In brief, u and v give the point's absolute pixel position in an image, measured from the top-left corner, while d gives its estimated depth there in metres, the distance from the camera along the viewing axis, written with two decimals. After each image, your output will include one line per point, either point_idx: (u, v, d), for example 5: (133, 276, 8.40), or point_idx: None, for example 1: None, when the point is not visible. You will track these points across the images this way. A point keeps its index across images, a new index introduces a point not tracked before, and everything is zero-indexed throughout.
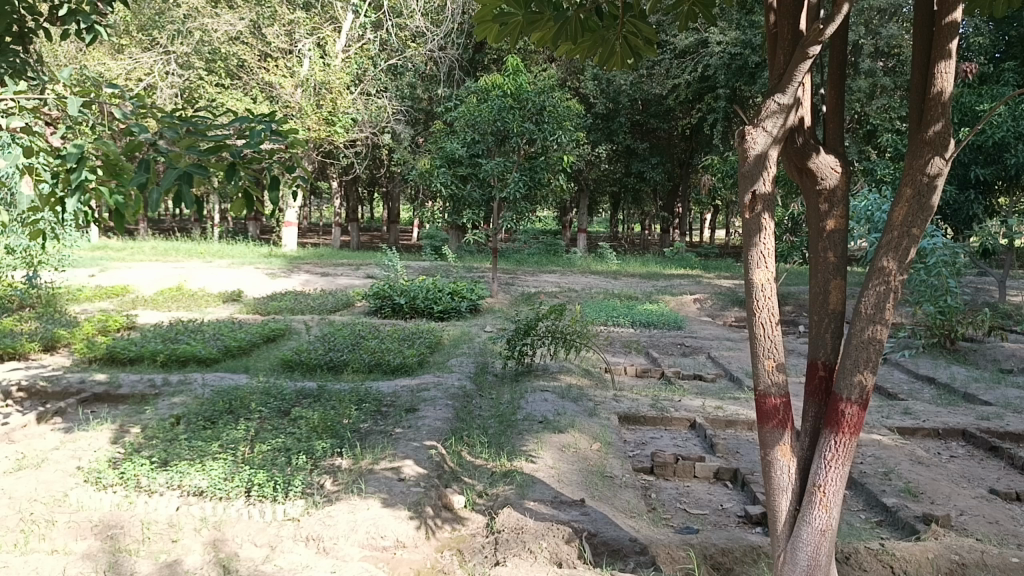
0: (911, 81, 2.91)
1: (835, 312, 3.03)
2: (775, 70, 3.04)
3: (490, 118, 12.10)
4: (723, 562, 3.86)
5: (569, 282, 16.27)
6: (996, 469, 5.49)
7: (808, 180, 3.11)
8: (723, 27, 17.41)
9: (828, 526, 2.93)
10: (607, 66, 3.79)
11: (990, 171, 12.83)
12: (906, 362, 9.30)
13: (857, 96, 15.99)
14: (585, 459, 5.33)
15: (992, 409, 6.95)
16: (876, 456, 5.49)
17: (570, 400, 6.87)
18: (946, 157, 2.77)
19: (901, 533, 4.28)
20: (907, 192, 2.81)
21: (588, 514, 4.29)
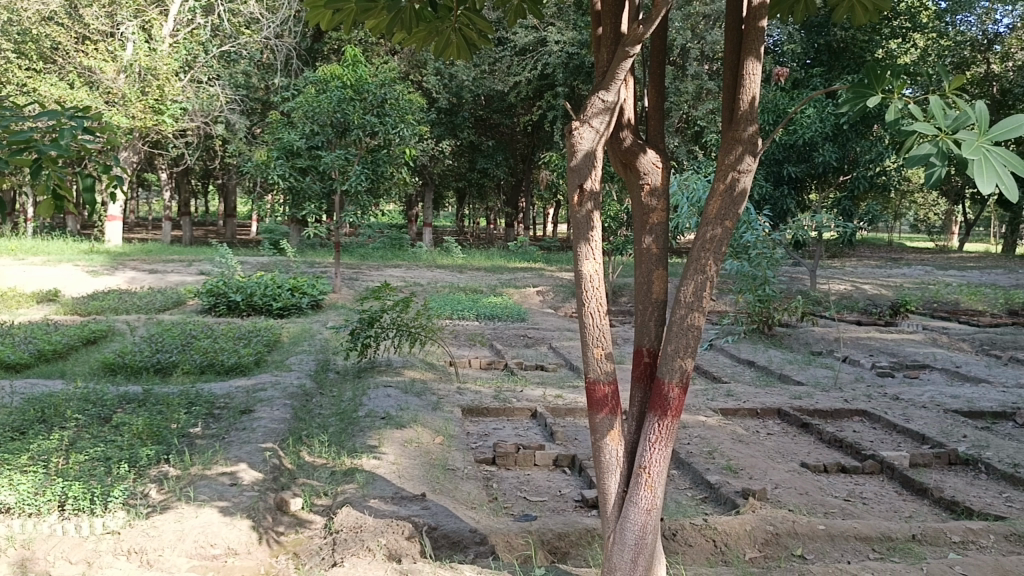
0: (723, 82, 3.08)
1: (658, 301, 3.19)
2: (600, 68, 3.13)
3: (329, 109, 11.83)
4: (560, 546, 3.99)
5: (414, 276, 16.19)
6: (807, 445, 5.96)
7: (632, 175, 3.23)
8: (561, 27, 17.83)
9: (653, 505, 3.07)
10: (443, 55, 3.80)
11: (800, 169, 13.98)
12: (730, 347, 9.92)
13: (685, 98, 16.83)
14: (427, 453, 5.32)
15: (804, 388, 7.55)
16: (702, 436, 5.82)
17: (413, 395, 6.84)
18: (754, 155, 2.97)
19: (722, 508, 4.56)
20: (720, 188, 2.99)
21: (428, 508, 4.28)
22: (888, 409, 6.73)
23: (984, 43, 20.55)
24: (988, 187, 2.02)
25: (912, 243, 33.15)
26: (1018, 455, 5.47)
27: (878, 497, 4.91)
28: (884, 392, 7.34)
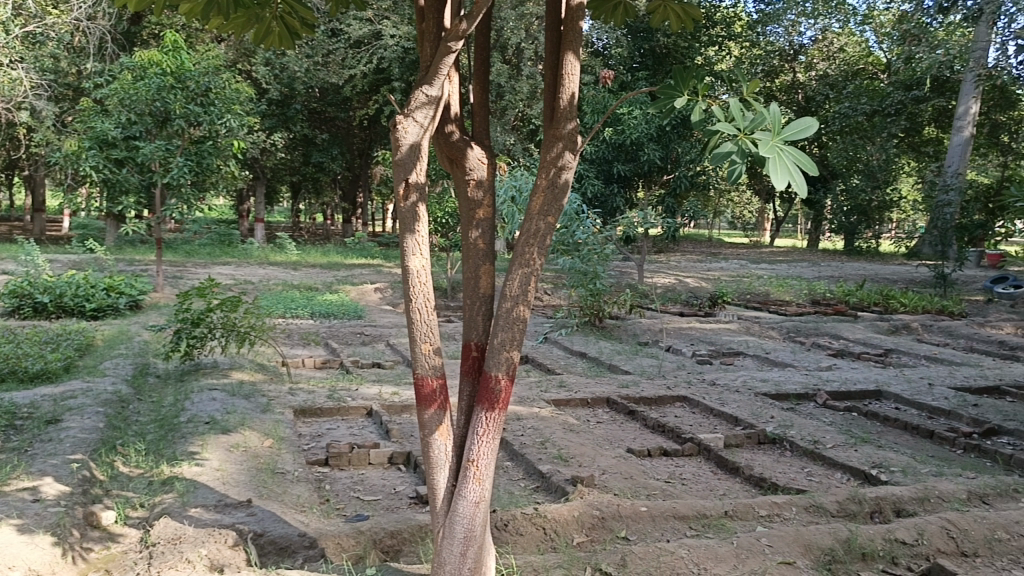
0: (544, 80, 3.16)
1: (485, 295, 3.22)
2: (423, 61, 3.12)
3: (148, 97, 11.14)
4: (392, 545, 3.94)
5: (245, 274, 15.55)
6: (633, 431, 6.23)
7: (458, 170, 3.24)
8: (396, 21, 17.68)
9: (481, 497, 3.11)
10: (264, 44, 3.67)
11: (629, 168, 14.78)
12: (563, 339, 10.21)
13: (520, 97, 17.14)
14: (255, 456, 5.12)
15: (631, 377, 7.90)
16: (534, 427, 5.96)
17: (241, 397, 6.56)
18: (574, 152, 3.06)
19: (553, 496, 4.69)
20: (543, 183, 3.06)
21: (254, 514, 4.13)
22: (706, 394, 7.17)
23: (791, 53, 22.02)
24: (782, 183, 2.17)
25: (730, 238, 35.37)
26: (818, 433, 5.97)
27: (697, 477, 5.21)
28: (703, 378, 7.82)
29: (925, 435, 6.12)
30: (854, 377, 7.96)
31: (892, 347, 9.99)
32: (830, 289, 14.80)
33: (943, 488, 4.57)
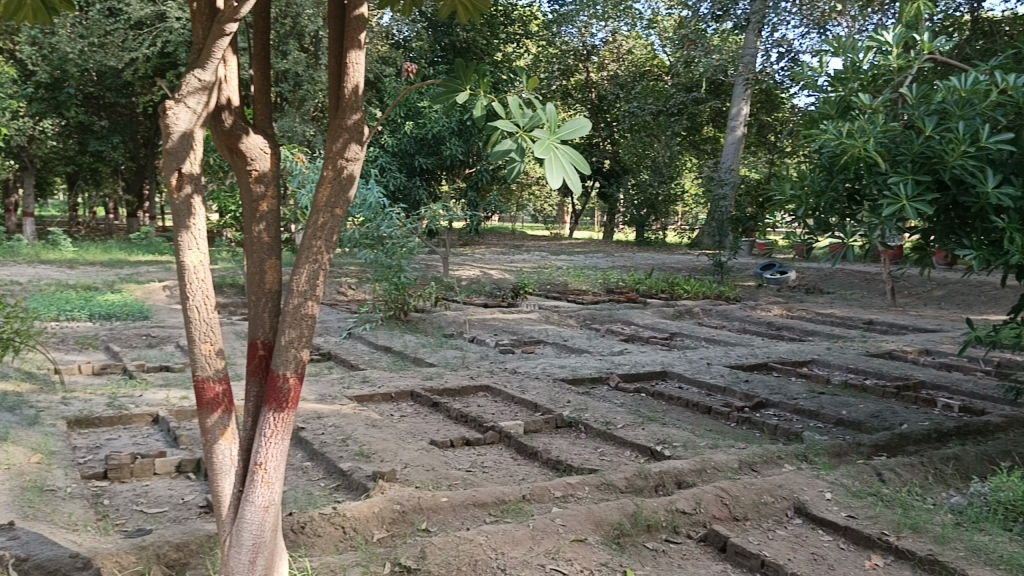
0: (327, 67, 3.07)
1: (272, 291, 3.09)
2: (196, 43, 2.93)
3: None
4: (177, 558, 3.72)
5: (10, 274, 14.04)
6: (436, 423, 6.26)
7: (238, 161, 3.08)
8: (182, 3, 16.63)
9: (270, 501, 3.00)
10: (15, 19, 3.32)
11: (430, 162, 14.97)
12: (367, 334, 10.06)
13: (320, 86, 16.70)
14: (18, 475, 4.63)
15: (434, 370, 7.93)
16: (335, 425, 5.83)
17: (4, 410, 5.91)
18: (360, 143, 3.01)
19: (354, 493, 4.60)
20: (329, 174, 2.97)
21: (16, 538, 3.73)
22: (507, 382, 7.33)
23: (585, 54, 22.73)
24: (555, 179, 2.26)
25: (531, 231, 36.44)
26: (610, 415, 6.28)
27: (497, 464, 5.32)
28: (505, 368, 8.00)
29: (704, 411, 6.62)
30: (643, 360, 8.45)
31: (677, 331, 10.71)
32: (622, 278, 15.63)
33: (718, 459, 4.96)
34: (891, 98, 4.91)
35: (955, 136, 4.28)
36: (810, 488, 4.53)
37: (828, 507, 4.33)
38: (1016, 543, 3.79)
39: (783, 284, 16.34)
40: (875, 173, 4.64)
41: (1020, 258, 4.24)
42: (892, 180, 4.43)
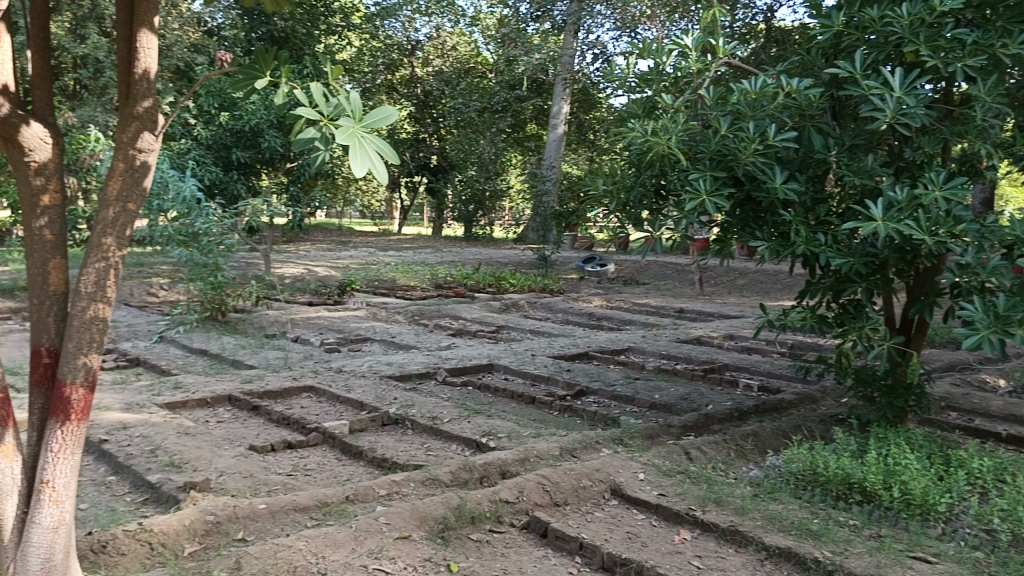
0: (115, 51, 2.87)
1: (57, 293, 2.85)
2: None
3: None
4: None
5: None
6: (256, 427, 6.01)
7: (12, 151, 2.79)
8: None
9: (60, 521, 2.78)
10: None
11: (248, 155, 14.50)
12: (181, 337, 9.50)
13: None
14: None
15: (254, 372, 7.61)
16: (144, 435, 5.46)
17: None
18: (154, 132, 2.84)
19: (164, 507, 4.33)
20: (119, 166, 2.78)
21: None
22: (331, 382, 7.15)
23: (409, 48, 22.53)
24: (359, 168, 2.23)
25: (358, 227, 35.84)
26: (436, 409, 6.28)
27: (320, 466, 5.19)
28: (329, 367, 7.81)
29: (528, 401, 6.77)
30: (469, 354, 8.52)
31: (503, 324, 10.88)
32: (450, 273, 15.67)
33: (540, 448, 5.08)
34: (691, 99, 5.23)
35: (746, 135, 4.62)
36: (625, 470, 4.74)
37: (642, 487, 4.54)
38: (804, 508, 4.13)
39: (602, 276, 17.03)
40: (678, 170, 4.93)
41: (804, 248, 4.60)
42: (692, 176, 4.71)
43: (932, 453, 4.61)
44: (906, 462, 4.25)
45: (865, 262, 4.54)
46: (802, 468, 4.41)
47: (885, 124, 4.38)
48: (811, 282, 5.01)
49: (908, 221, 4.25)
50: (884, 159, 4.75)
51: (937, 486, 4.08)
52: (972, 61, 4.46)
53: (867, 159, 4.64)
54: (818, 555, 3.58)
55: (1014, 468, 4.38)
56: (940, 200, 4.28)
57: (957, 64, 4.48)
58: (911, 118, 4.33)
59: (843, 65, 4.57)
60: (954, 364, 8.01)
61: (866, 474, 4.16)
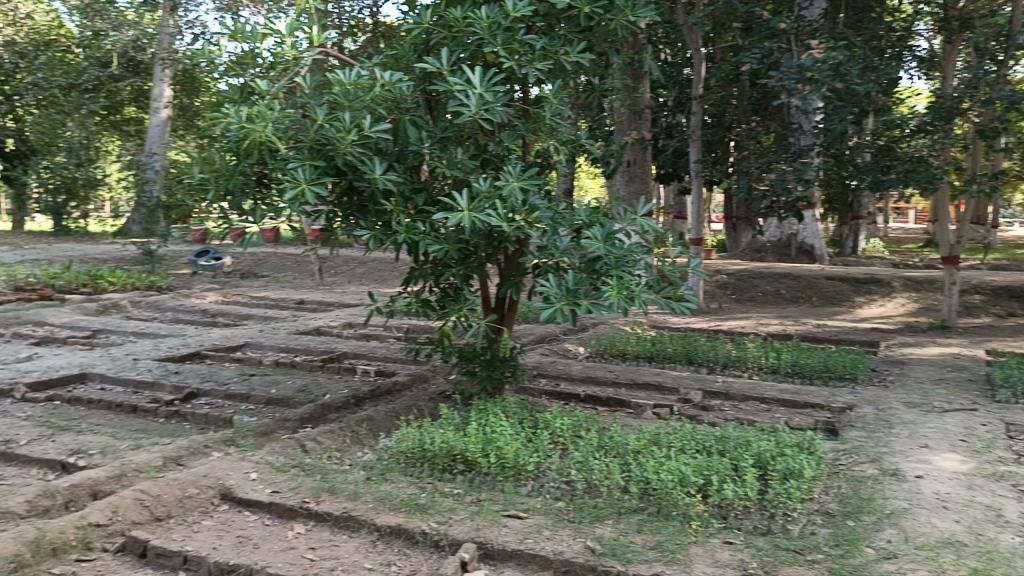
0: None
1: None
2: None
3: None
4: None
5: None
6: None
7: None
8: None
9: None
10: None
11: None
12: None
13: None
14: None
15: None
16: None
17: None
18: None
19: None
20: None
21: None
22: None
23: None
24: None
25: None
26: (11, 431, 5.43)
27: None
28: None
29: (129, 410, 6.16)
30: (56, 364, 7.52)
31: (101, 327, 9.79)
32: (32, 273, 13.66)
33: (139, 460, 4.65)
34: (288, 86, 5.15)
35: (343, 125, 4.68)
36: (235, 472, 4.53)
37: (253, 487, 4.36)
38: (413, 485, 4.31)
39: (217, 270, 16.19)
40: (276, 158, 4.82)
41: (405, 236, 4.78)
42: (291, 165, 4.63)
43: (523, 418, 5.08)
44: (501, 429, 4.61)
45: (458, 248, 4.87)
46: (411, 447, 4.59)
47: (470, 119, 4.71)
48: (414, 268, 5.25)
49: (492, 209, 4.63)
50: (471, 153, 5.14)
51: (527, 447, 4.47)
52: (540, 65, 5.00)
53: (457, 151, 4.97)
54: (424, 528, 3.75)
55: (588, 424, 5.01)
56: (517, 189, 4.73)
57: (529, 67, 4.98)
58: (491, 113, 4.72)
59: (431, 61, 4.81)
60: (544, 337, 9.01)
61: (467, 445, 4.43)
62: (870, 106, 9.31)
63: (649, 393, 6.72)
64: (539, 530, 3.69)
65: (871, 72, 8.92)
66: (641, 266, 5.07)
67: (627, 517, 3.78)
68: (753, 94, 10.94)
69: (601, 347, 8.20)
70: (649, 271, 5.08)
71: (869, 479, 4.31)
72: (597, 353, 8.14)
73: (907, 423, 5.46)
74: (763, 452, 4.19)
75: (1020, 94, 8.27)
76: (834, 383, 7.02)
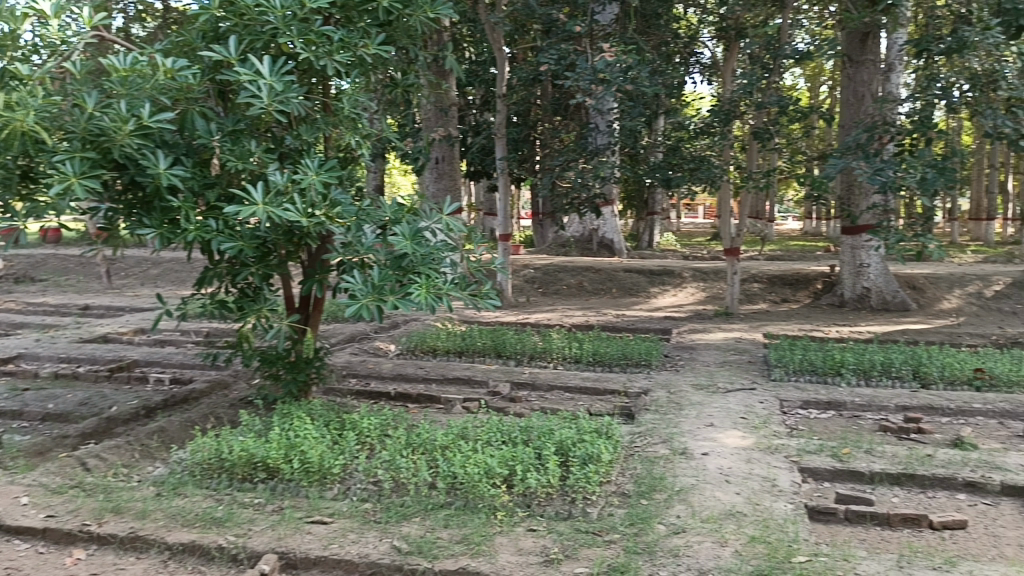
0: None
1: None
2: None
3: None
4: None
5: None
6: None
7: None
8: None
9: None
10: None
11: None
12: None
13: None
14: None
15: None
16: None
17: None
18: None
19: None
20: None
21: None
22: None
23: None
24: None
25: None
26: None
27: None
28: None
29: None
30: None
31: None
32: None
33: None
34: (55, 72, 4.71)
35: (118, 115, 4.33)
36: (2, 498, 4.08)
37: (24, 513, 3.95)
38: (210, 497, 4.07)
39: None
40: (42, 150, 4.39)
41: (195, 234, 4.49)
42: (58, 157, 4.22)
43: (329, 420, 4.93)
44: (305, 433, 4.45)
45: (254, 245, 4.64)
46: (207, 457, 4.34)
47: (263, 111, 4.50)
48: (208, 268, 4.95)
49: (287, 204, 4.44)
50: (267, 146, 4.93)
51: (333, 449, 4.33)
52: (337, 58, 4.85)
53: (250, 144, 4.75)
54: (221, 542, 3.55)
55: (396, 422, 4.95)
56: (315, 184, 4.57)
57: (326, 58, 4.82)
58: (285, 105, 4.54)
59: (218, 49, 4.55)
60: (353, 336, 8.86)
61: (269, 451, 4.24)
62: (659, 108, 9.91)
63: (459, 388, 6.77)
64: (345, 533, 3.60)
65: (658, 76, 9.50)
66: (447, 265, 5.02)
67: (434, 513, 3.77)
68: (554, 94, 11.30)
69: (411, 343, 8.16)
70: (456, 269, 5.04)
71: (661, 459, 4.57)
72: (407, 350, 8.09)
73: (696, 404, 5.85)
74: (564, 440, 4.33)
75: (787, 99, 9.10)
76: (631, 369, 7.40)
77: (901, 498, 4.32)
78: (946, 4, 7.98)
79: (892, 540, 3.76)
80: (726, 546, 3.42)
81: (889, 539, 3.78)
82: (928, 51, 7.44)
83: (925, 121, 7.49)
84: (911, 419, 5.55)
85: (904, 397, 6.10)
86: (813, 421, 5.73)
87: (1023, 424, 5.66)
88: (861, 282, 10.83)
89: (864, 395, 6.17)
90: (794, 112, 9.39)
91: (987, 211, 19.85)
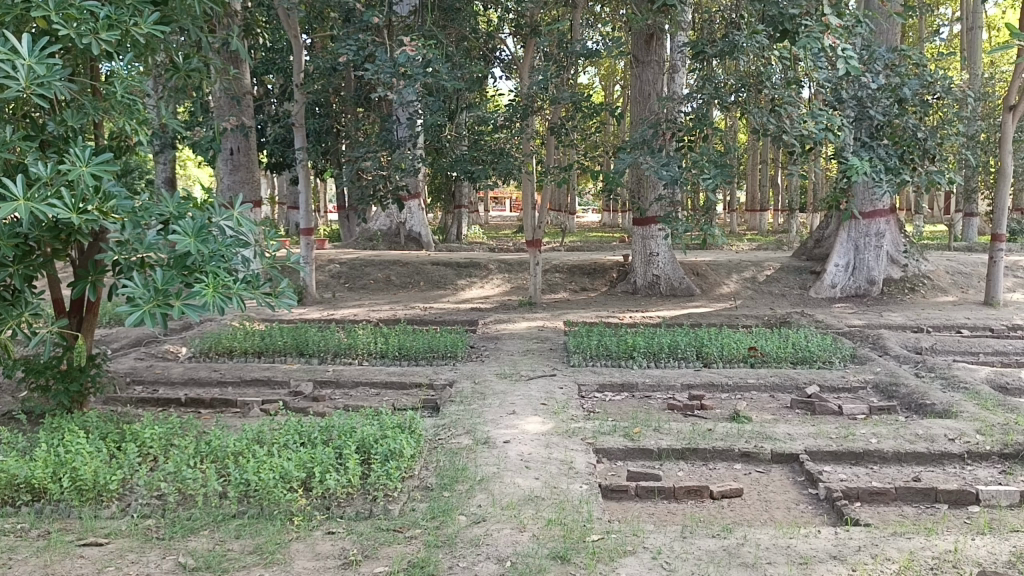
0: None
1: None
2: None
3: None
4: None
5: None
6: None
7: None
8: None
9: None
10: None
11: None
12: None
13: None
14: None
15: None
16: None
17: None
18: None
19: None
20: None
21: None
22: None
23: None
24: None
25: None
26: None
27: None
28: None
29: None
30: None
31: None
32: None
33: None
34: None
35: None
36: None
37: None
38: None
39: None
40: None
41: None
42: None
43: (106, 433, 4.53)
44: (77, 448, 4.04)
45: (13, 244, 4.13)
46: None
47: (19, 94, 3.98)
48: None
49: (54, 198, 3.96)
50: (26, 133, 4.43)
51: (109, 464, 3.97)
52: (104, 37, 4.39)
53: (5, 130, 4.22)
54: None
55: (182, 430, 4.62)
56: (86, 176, 4.11)
57: (90, 37, 4.35)
58: (46, 88, 4.04)
59: None
60: (139, 339, 8.23)
61: (33, 470, 3.82)
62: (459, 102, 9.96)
63: (258, 390, 6.46)
64: (122, 554, 3.31)
65: (458, 69, 9.54)
66: (238, 261, 4.72)
67: (224, 525, 3.57)
68: (354, 85, 11.05)
69: (204, 346, 7.67)
70: (248, 267, 4.75)
71: (464, 450, 4.59)
72: (200, 352, 7.63)
73: (499, 393, 5.94)
74: (366, 438, 4.23)
75: (578, 96, 9.44)
76: (437, 362, 7.42)
77: (686, 471, 4.61)
78: (718, 11, 8.61)
79: (677, 512, 4.00)
80: (524, 531, 3.49)
81: (674, 511, 4.02)
82: (704, 53, 7.97)
83: (702, 119, 8.09)
84: (695, 398, 5.95)
85: (689, 376, 6.52)
86: (608, 404, 6.00)
87: (789, 396, 6.26)
88: (651, 270, 11.49)
89: (654, 376, 6.54)
90: (588, 108, 9.76)
91: (761, 203, 21.75)
